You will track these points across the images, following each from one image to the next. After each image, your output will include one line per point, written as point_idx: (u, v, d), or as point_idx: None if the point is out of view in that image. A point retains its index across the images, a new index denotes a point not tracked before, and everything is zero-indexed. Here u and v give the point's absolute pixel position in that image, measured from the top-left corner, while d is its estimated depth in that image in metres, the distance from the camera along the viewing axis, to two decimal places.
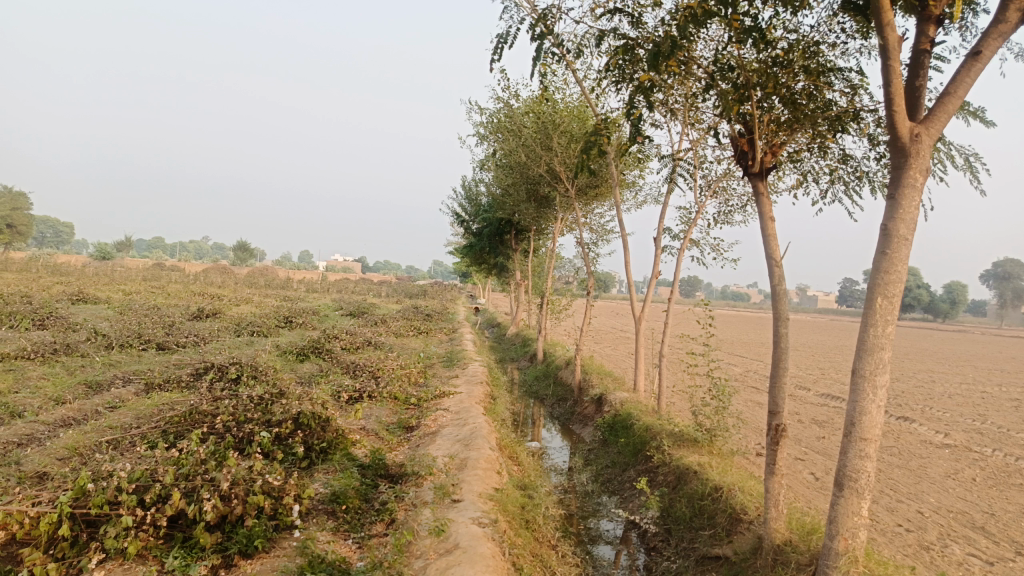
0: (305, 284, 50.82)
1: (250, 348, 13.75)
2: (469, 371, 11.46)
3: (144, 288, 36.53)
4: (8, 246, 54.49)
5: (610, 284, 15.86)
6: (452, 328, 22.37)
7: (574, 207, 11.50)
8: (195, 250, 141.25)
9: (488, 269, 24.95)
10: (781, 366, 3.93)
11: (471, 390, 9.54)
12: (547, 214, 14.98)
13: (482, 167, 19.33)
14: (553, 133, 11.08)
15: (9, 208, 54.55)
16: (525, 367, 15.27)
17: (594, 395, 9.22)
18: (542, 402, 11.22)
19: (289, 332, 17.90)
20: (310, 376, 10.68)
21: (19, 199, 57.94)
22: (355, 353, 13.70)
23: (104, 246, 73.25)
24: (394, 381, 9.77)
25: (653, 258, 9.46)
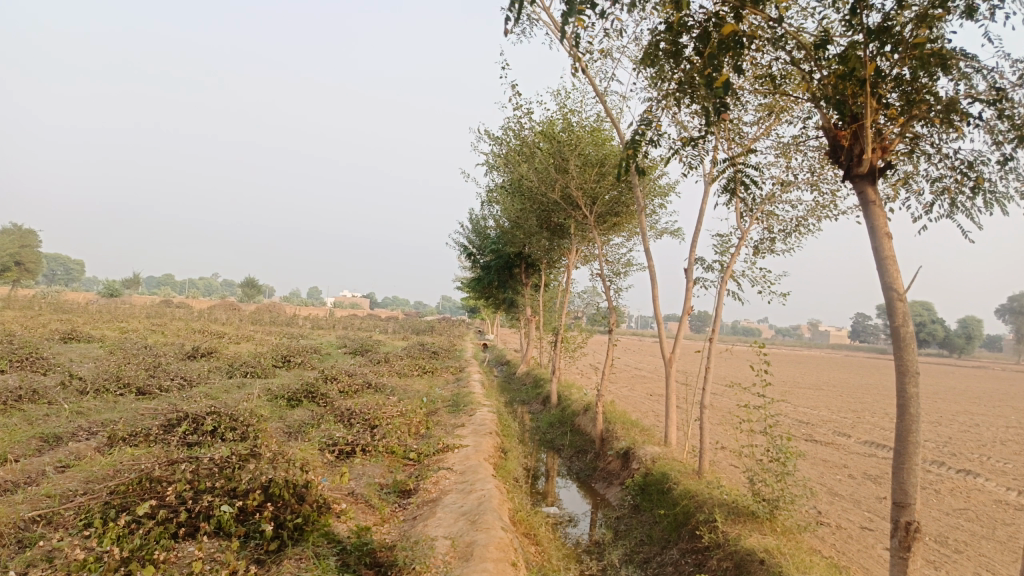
0: (310, 320, 50.05)
1: (240, 391, 12.69)
2: (477, 418, 10.34)
3: (144, 325, 35.91)
4: (17, 283, 54.26)
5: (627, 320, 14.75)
6: (459, 367, 21.28)
7: (594, 234, 10.47)
8: (205, 287, 141.71)
9: (496, 303, 23.91)
10: (911, 438, 2.91)
11: (479, 443, 8.41)
12: (561, 243, 13.94)
13: (490, 198, 18.40)
14: (569, 154, 10.10)
15: (20, 245, 54.50)
16: (537, 411, 14.12)
17: (620, 448, 8.10)
18: (558, 453, 10.07)
19: (286, 373, 16.83)
20: (300, 426, 9.57)
21: (30, 237, 57.86)
22: (354, 397, 12.61)
23: (113, 283, 73.12)
24: (393, 430, 8.67)
25: (686, 290, 8.40)
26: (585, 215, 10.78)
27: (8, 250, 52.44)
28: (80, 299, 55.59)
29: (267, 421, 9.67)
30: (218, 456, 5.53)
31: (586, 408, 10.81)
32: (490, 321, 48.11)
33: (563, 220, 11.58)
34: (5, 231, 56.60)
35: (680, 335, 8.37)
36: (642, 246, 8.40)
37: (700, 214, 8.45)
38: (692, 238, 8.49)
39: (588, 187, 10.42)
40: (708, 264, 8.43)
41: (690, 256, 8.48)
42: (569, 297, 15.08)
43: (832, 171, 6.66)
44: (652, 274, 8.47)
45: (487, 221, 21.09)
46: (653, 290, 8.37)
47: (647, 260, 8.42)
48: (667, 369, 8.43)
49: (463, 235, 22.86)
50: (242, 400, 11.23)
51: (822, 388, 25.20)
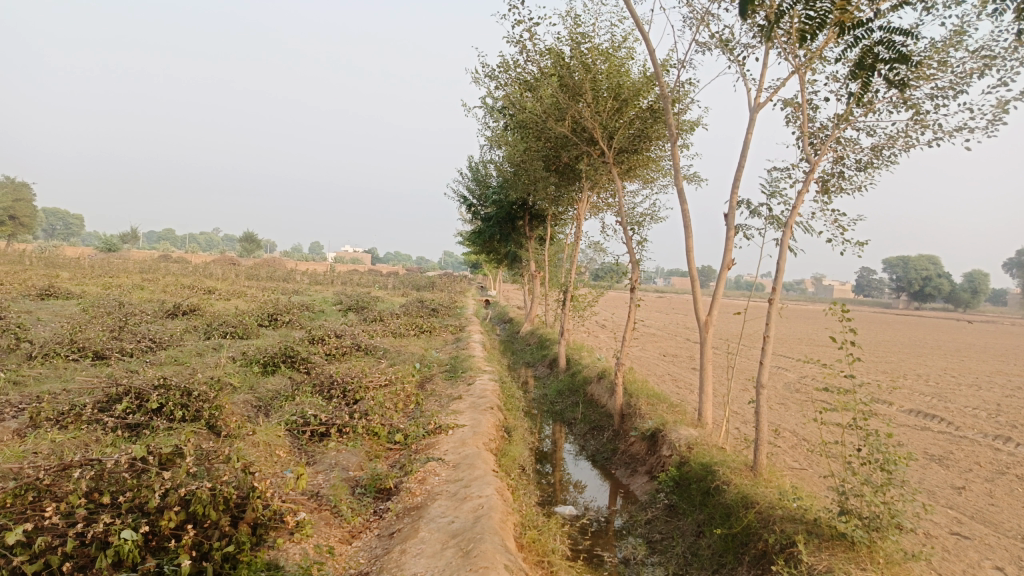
0: (307, 275, 48.80)
1: (213, 357, 11.33)
2: (478, 389, 9.01)
3: (132, 280, 34.61)
4: (14, 238, 53.11)
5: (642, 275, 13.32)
6: (458, 326, 19.93)
7: (614, 173, 8.79)
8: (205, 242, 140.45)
9: (498, 257, 22.51)
10: None
11: (478, 422, 7.11)
12: (570, 188, 12.36)
13: (492, 142, 16.82)
14: (581, 78, 8.49)
15: (13, 198, 52.94)
16: (544, 376, 12.80)
17: (645, 429, 6.79)
18: (569, 427, 8.81)
19: (268, 333, 15.50)
20: (270, 401, 8.24)
21: (20, 190, 56.14)
22: (339, 362, 11.27)
23: (108, 238, 71.65)
24: (378, 404, 7.35)
25: (726, 240, 6.98)
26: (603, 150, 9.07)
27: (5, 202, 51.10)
28: (75, 255, 54.24)
29: (233, 396, 8.30)
30: (129, 455, 4.17)
31: (601, 375, 9.47)
32: (492, 276, 46.60)
33: (573, 162, 10.05)
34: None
35: (719, 292, 6.95)
36: (676, 186, 6.98)
37: (744, 148, 7.05)
38: (735, 179, 7.07)
39: (605, 118, 8.79)
40: (753, 209, 7.02)
41: (733, 199, 7.06)
42: (578, 249, 13.62)
43: (930, 83, 5.28)
44: (687, 220, 7.01)
45: (488, 169, 19.54)
46: (688, 239, 6.96)
47: (682, 203, 6.98)
48: (703, 334, 7.03)
49: (463, 185, 21.29)
50: (209, 370, 9.86)
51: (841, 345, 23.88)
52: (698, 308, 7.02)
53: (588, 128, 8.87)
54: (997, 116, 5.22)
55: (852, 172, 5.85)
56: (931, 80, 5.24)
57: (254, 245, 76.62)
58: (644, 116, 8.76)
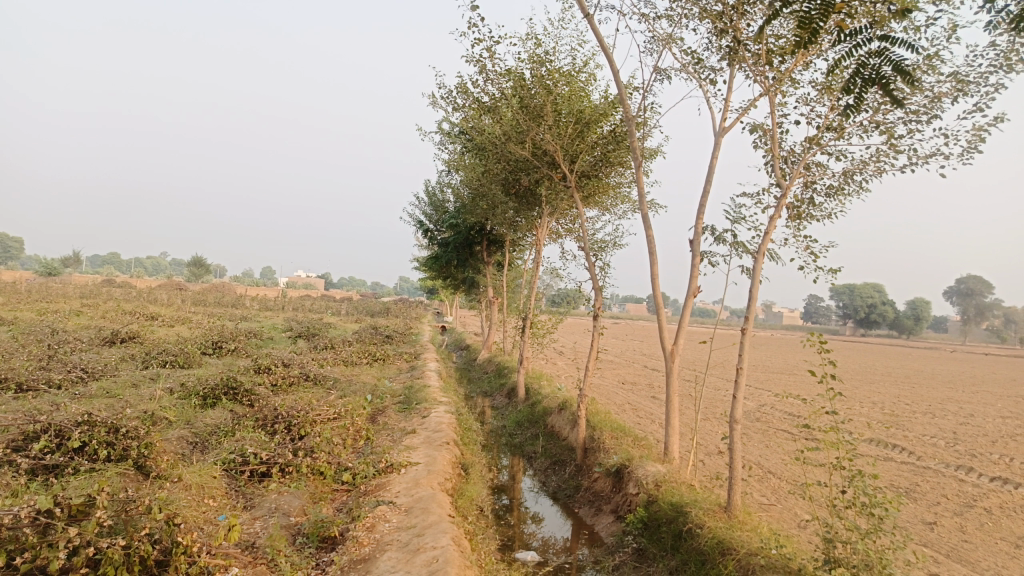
0: (258, 301, 47.58)
1: (150, 388, 10.64)
2: (434, 421, 8.57)
3: (71, 305, 33.12)
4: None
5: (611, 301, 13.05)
6: (413, 353, 19.41)
7: (576, 197, 8.48)
8: (152, 266, 136.72)
9: (455, 283, 22.10)
10: None
11: (434, 458, 6.68)
12: (530, 213, 12.08)
13: (449, 166, 16.50)
14: (541, 100, 8.21)
15: None
16: (501, 406, 12.39)
17: (609, 465, 6.44)
18: (529, 461, 8.41)
19: (213, 362, 14.76)
20: (208, 438, 7.66)
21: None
22: (286, 393, 10.69)
23: (50, 261, 69.02)
24: (325, 441, 6.85)
25: (692, 266, 6.73)
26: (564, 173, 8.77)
27: None
28: (11, 278, 51.92)
29: (167, 433, 7.68)
30: (31, 508, 3.59)
31: (561, 406, 9.12)
32: (448, 302, 46.09)
33: (534, 186, 9.76)
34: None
35: (685, 321, 6.68)
36: (640, 210, 6.73)
37: (709, 173, 6.85)
38: (700, 204, 6.85)
39: (566, 142, 8.52)
40: (719, 235, 6.80)
41: (698, 224, 6.83)
42: (538, 276, 13.32)
43: (904, 106, 5.13)
44: (651, 246, 6.76)
45: (445, 194, 19.21)
46: (653, 265, 6.69)
47: (647, 228, 6.72)
48: (669, 364, 6.73)
49: (419, 209, 20.91)
50: (144, 403, 9.19)
51: (795, 371, 24.05)
52: (663, 337, 6.74)
53: (549, 150, 8.58)
54: (972, 142, 5.08)
55: (823, 198, 5.67)
56: (903, 104, 5.10)
57: (203, 270, 74.59)
58: (606, 141, 8.52)
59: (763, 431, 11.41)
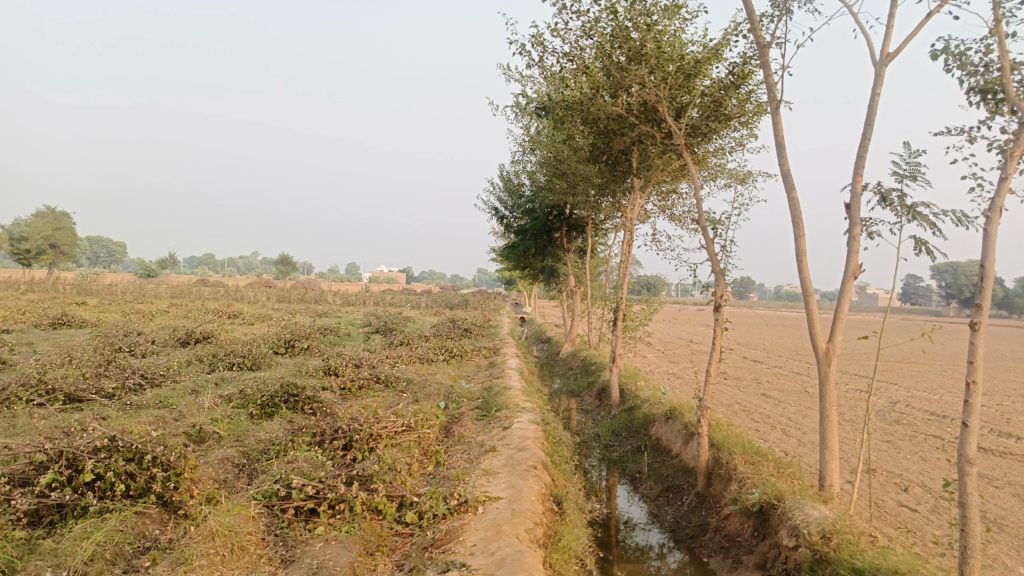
0: (339, 295, 47.71)
1: (207, 396, 9.69)
2: (518, 435, 7.20)
3: (159, 306, 33.50)
4: (54, 265, 53.14)
5: (741, 285, 11.33)
6: (492, 348, 18.13)
7: (689, 162, 6.70)
8: (244, 265, 142.09)
9: (534, 273, 20.74)
10: None
11: (521, 490, 5.32)
12: (621, 184, 10.44)
13: (525, 144, 15.15)
14: (641, 41, 6.49)
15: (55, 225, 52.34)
16: (592, 410, 10.92)
17: (748, 503, 4.94)
18: (634, 482, 6.98)
19: (281, 363, 13.86)
20: (254, 463, 6.54)
21: (64, 217, 55.83)
22: (353, 400, 9.57)
23: (147, 264, 71.53)
24: (387, 467, 5.60)
25: (849, 238, 5.17)
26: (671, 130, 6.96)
27: (48, 230, 50.85)
28: (109, 281, 53.61)
29: (209, 455, 6.59)
30: None
31: (668, 414, 7.61)
32: (526, 292, 44.70)
33: (628, 152, 8.19)
34: (41, 216, 54.37)
35: (843, 311, 5.09)
36: (782, 165, 5.11)
37: (869, 115, 5.26)
38: (859, 157, 5.21)
39: (670, 92, 6.77)
40: (886, 195, 5.20)
41: (856, 185, 5.20)
42: (629, 259, 11.74)
43: None
44: (796, 213, 5.14)
45: (522, 176, 17.79)
46: (801, 238, 5.10)
47: (792, 189, 5.10)
48: (823, 369, 5.14)
49: (495, 195, 19.56)
50: (193, 416, 8.18)
51: (912, 359, 21.52)
52: (813, 333, 5.15)
53: (650, 102, 6.82)
54: None
55: None
56: None
57: (288, 267, 75.71)
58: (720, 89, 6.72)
59: (907, 436, 9.55)
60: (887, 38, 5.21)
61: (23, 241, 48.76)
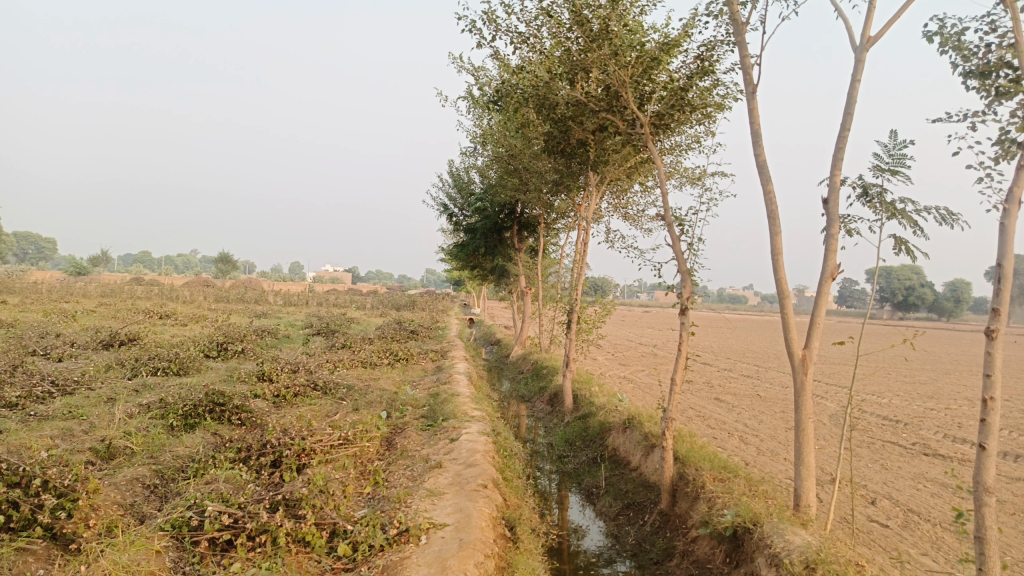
0: (282, 295, 46.25)
1: (124, 405, 8.81)
2: (466, 448, 6.64)
3: (87, 305, 31.72)
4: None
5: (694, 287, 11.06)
6: (439, 350, 17.51)
7: (653, 153, 6.18)
8: (184, 263, 137.78)
9: (484, 273, 20.22)
10: None
11: (468, 515, 4.77)
12: (576, 180, 9.97)
13: (476, 139, 14.61)
14: (604, 20, 5.98)
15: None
16: (543, 417, 10.45)
17: (720, 526, 4.52)
18: (592, 496, 6.51)
19: (213, 368, 12.95)
20: (167, 485, 5.82)
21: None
22: (288, 409, 8.85)
23: (77, 261, 68.28)
24: (318, 489, 5.00)
25: (827, 237, 4.80)
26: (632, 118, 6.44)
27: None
28: (35, 278, 50.88)
29: (116, 474, 5.86)
30: None
31: (626, 423, 7.17)
32: (474, 293, 44.08)
33: (586, 145, 7.71)
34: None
35: (820, 315, 4.71)
36: (759, 156, 4.70)
37: (848, 104, 4.91)
38: (838, 149, 4.84)
39: (633, 79, 6.29)
40: (868, 190, 4.87)
41: (834, 179, 4.84)
42: (583, 259, 11.32)
43: None
44: (772, 208, 4.73)
45: (471, 173, 17.22)
46: (777, 235, 4.70)
47: (769, 181, 4.69)
48: (799, 378, 4.75)
49: (443, 192, 18.96)
50: (105, 428, 7.35)
51: (855, 361, 21.75)
52: (789, 339, 4.75)
53: (612, 87, 6.29)
54: None
55: None
56: None
57: (229, 266, 73.28)
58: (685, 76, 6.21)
59: (864, 442, 9.35)
60: (867, 22, 4.88)
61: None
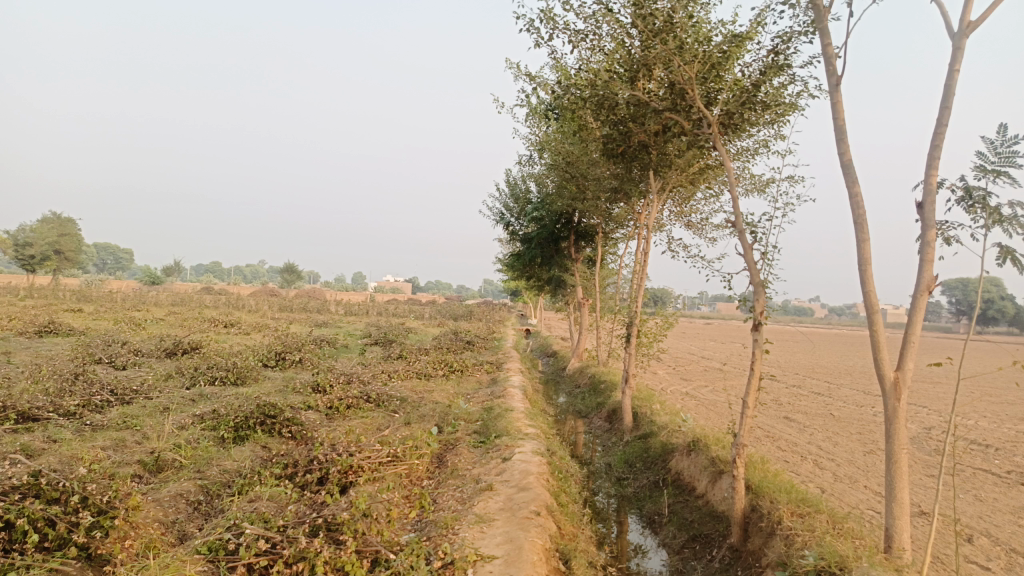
0: (342, 305, 46.88)
1: (178, 415, 8.78)
2: (518, 469, 6.26)
3: (157, 313, 32.67)
4: (57, 272, 52.56)
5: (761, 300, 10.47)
6: (495, 362, 17.22)
7: (721, 154, 5.69)
8: (251, 274, 141.95)
9: (541, 284, 19.87)
10: None
11: (519, 547, 4.40)
12: (637, 187, 9.52)
13: (533, 146, 14.31)
14: (669, 12, 5.57)
15: (60, 231, 51.71)
16: (602, 434, 10.00)
17: (801, 570, 4.02)
18: (654, 525, 6.06)
19: (269, 378, 12.94)
20: (210, 503, 5.64)
21: (70, 224, 55.27)
22: (339, 422, 8.65)
23: (151, 271, 70.94)
24: (360, 513, 4.72)
25: (923, 246, 4.28)
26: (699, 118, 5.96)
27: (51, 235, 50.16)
28: (111, 287, 52.96)
29: (160, 490, 5.71)
30: None
31: (691, 446, 6.70)
32: (532, 303, 43.73)
33: (648, 149, 7.29)
34: (46, 221, 53.33)
35: (915, 333, 4.18)
36: (843, 154, 4.21)
37: (946, 96, 4.38)
38: (934, 146, 4.32)
39: (701, 75, 5.84)
40: (969, 193, 4.32)
41: (930, 180, 4.31)
42: (643, 269, 10.85)
43: None
44: (859, 213, 4.23)
45: (528, 182, 16.92)
46: (865, 243, 4.20)
47: (855, 182, 4.20)
48: (891, 405, 4.23)
49: (500, 201, 18.72)
50: (155, 438, 7.27)
51: (934, 379, 20.53)
52: (879, 359, 4.24)
53: (676, 83, 5.83)
54: None
55: None
56: None
57: (294, 276, 74.86)
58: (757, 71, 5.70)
59: (952, 470, 8.59)
60: (968, 4, 4.35)
61: (27, 246, 48.03)
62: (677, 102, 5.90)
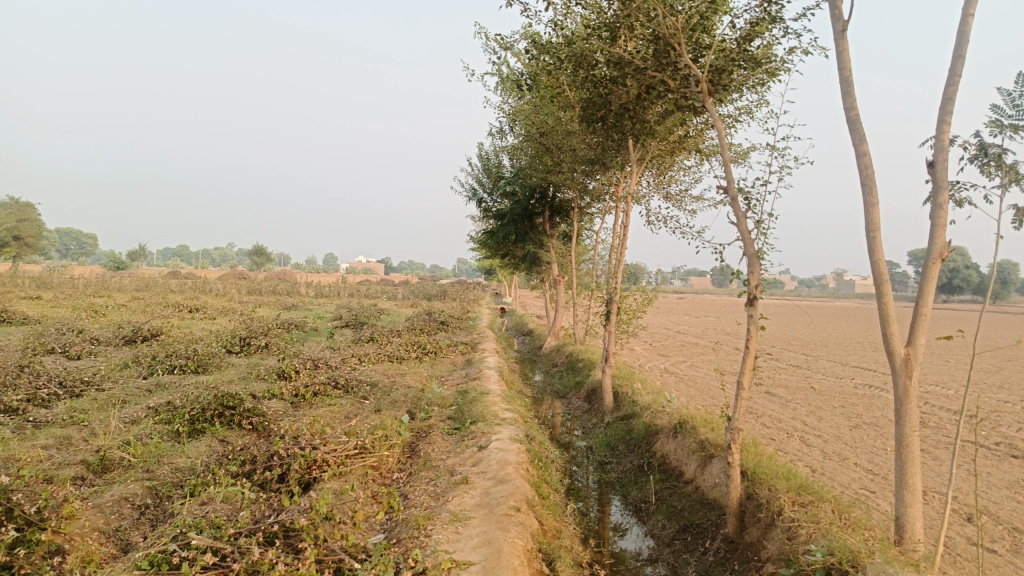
0: (313, 286, 46.04)
1: (131, 408, 8.22)
2: (495, 459, 5.84)
3: (120, 299, 31.61)
4: (15, 259, 50.86)
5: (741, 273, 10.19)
6: (470, 342, 16.80)
7: (711, 115, 5.25)
8: (220, 257, 139.54)
9: (515, 261, 19.46)
10: None
11: (499, 550, 4.00)
12: (614, 156, 9.09)
13: (505, 117, 13.79)
14: None
15: (17, 217, 49.89)
16: (581, 416, 9.66)
17: (807, 566, 3.68)
18: (640, 512, 5.71)
19: (233, 365, 12.36)
20: (158, 507, 5.15)
21: (29, 209, 53.41)
22: (305, 411, 8.16)
23: (116, 257, 69.09)
24: (321, 516, 4.28)
25: (936, 209, 3.90)
26: (685, 75, 5.50)
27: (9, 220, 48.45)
28: (73, 273, 51.40)
29: (103, 494, 5.21)
30: None
31: (677, 428, 6.36)
32: (506, 281, 43.28)
33: (629, 116, 6.84)
34: (3, 206, 51.37)
35: (927, 305, 3.82)
36: (850, 110, 3.81)
37: (959, 44, 3.98)
38: (946, 100, 3.94)
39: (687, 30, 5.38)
40: (984, 150, 3.96)
41: (942, 136, 3.94)
42: (621, 243, 10.47)
43: None
44: (867, 174, 3.84)
45: (501, 156, 16.40)
46: (874, 207, 3.82)
47: (862, 140, 3.81)
48: (901, 383, 3.88)
49: (472, 176, 18.20)
50: (102, 434, 6.73)
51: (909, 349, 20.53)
52: (888, 333, 3.88)
53: (660, 38, 5.37)
54: None
55: None
56: None
57: (263, 258, 73.43)
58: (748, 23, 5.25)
59: (940, 443, 8.38)
60: None
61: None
62: (662, 59, 5.43)
